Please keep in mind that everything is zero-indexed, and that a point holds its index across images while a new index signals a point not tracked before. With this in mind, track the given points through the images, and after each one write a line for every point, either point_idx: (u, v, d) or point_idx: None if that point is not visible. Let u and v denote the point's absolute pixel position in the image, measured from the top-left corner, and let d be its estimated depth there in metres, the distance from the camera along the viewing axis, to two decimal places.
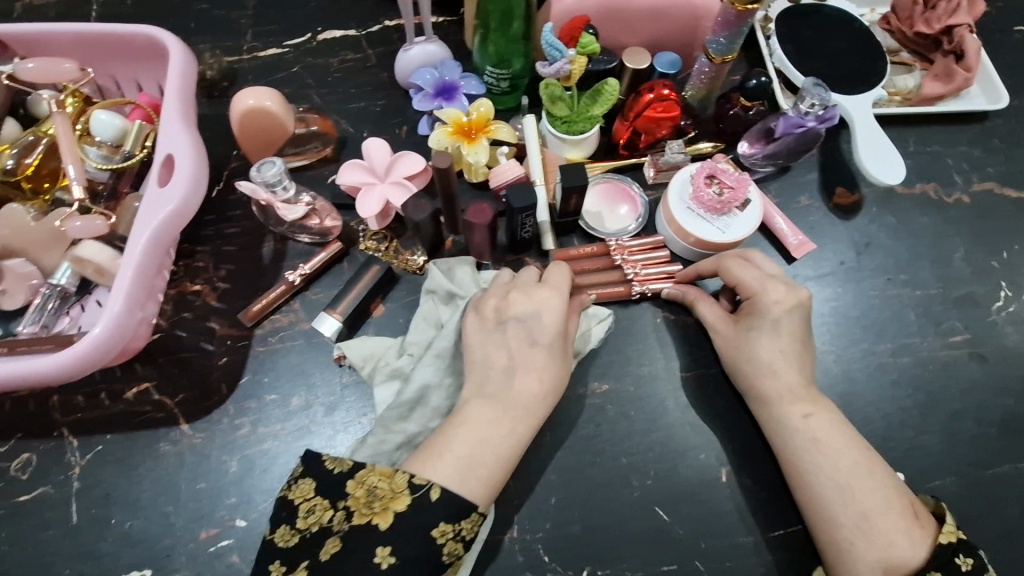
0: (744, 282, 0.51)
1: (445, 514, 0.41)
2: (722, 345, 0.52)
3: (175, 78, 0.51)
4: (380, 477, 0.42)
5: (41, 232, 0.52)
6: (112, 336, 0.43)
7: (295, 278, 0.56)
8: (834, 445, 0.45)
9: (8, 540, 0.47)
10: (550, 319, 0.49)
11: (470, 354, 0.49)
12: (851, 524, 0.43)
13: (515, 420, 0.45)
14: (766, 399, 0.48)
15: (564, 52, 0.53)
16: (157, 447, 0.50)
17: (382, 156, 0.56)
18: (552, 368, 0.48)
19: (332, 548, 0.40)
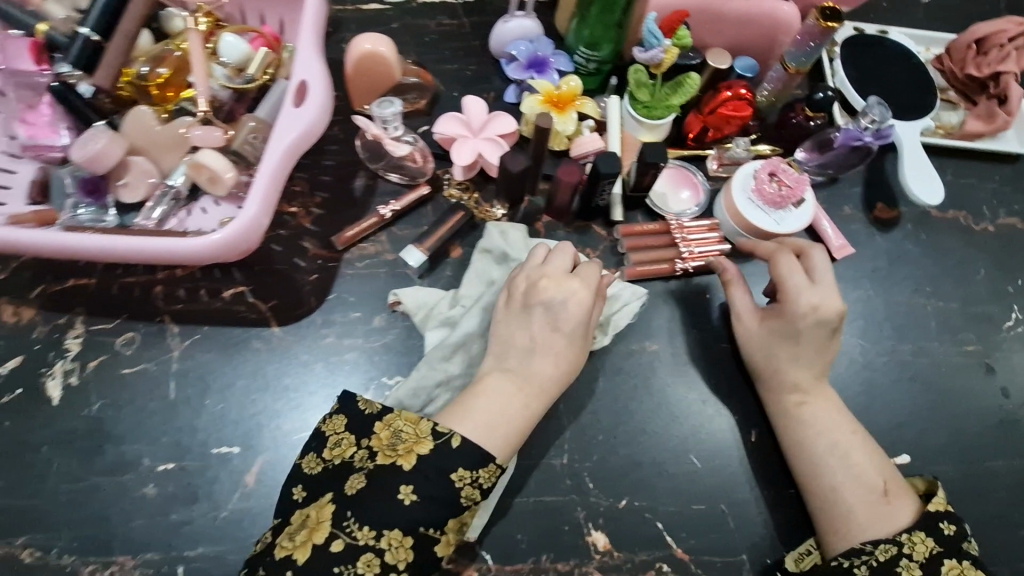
0: (783, 279, 0.56)
1: (464, 462, 0.46)
2: (742, 333, 0.57)
3: (312, 10, 0.55)
4: (406, 422, 0.47)
5: (165, 136, 0.57)
6: (246, 232, 0.48)
7: (386, 212, 0.61)
8: (822, 427, 0.53)
9: (111, 405, 0.52)
10: (577, 307, 0.54)
11: (498, 329, 0.55)
12: (834, 495, 0.50)
13: (529, 395, 0.51)
14: (767, 380, 0.55)
15: (661, 41, 0.58)
16: (250, 343, 0.55)
17: (478, 113, 0.62)
18: (568, 352, 0.53)
19: (356, 483, 0.45)
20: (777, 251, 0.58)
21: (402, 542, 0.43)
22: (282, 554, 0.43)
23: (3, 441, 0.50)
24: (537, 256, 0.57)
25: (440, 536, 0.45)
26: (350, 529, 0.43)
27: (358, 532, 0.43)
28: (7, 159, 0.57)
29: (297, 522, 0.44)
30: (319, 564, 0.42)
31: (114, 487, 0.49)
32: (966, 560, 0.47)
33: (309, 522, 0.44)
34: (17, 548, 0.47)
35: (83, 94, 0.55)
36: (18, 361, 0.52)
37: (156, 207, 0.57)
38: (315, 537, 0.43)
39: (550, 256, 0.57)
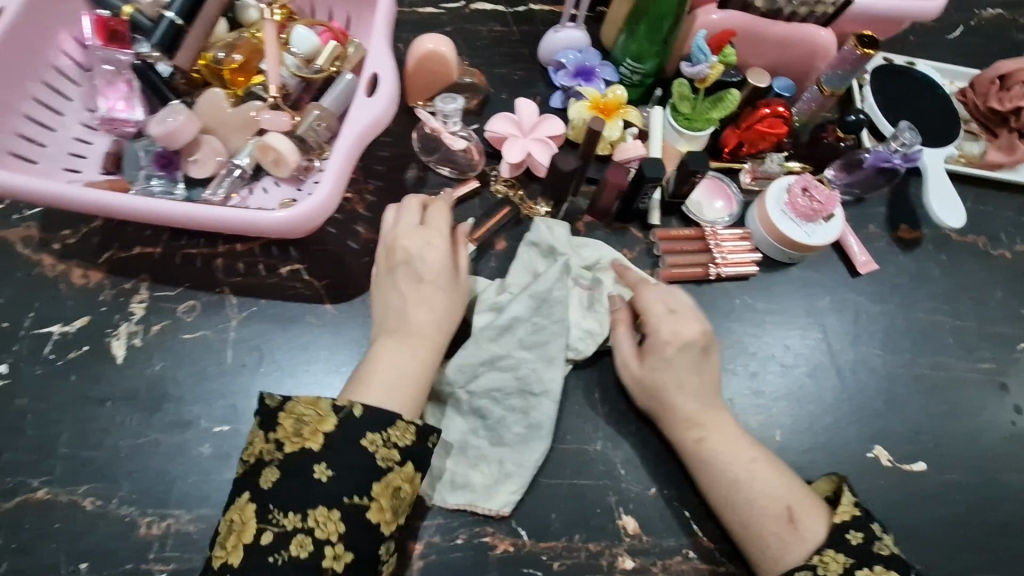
0: (648, 318, 0.57)
1: (371, 427, 0.47)
2: (631, 382, 0.56)
3: (383, 8, 0.58)
4: (306, 407, 0.48)
5: (236, 118, 0.60)
6: (322, 209, 0.51)
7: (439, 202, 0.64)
8: (721, 463, 0.52)
9: (171, 367, 0.54)
10: (429, 256, 0.56)
11: (383, 300, 0.56)
12: (741, 521, 0.51)
13: (416, 346, 0.54)
14: (667, 424, 0.55)
15: (709, 57, 0.62)
16: (305, 318, 0.58)
17: (529, 116, 0.65)
18: (439, 298, 0.56)
19: (270, 476, 0.46)
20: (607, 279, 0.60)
21: (328, 516, 0.45)
22: (221, 560, 0.45)
23: (70, 395, 0.52)
24: (388, 220, 0.59)
25: (370, 503, 0.46)
26: (277, 519, 0.45)
27: (284, 519, 0.45)
28: (86, 131, 0.60)
29: (225, 530, 0.46)
30: (251, 561, 0.44)
31: (173, 444, 0.52)
32: (878, 564, 0.47)
33: (236, 526, 0.46)
34: (80, 496, 0.49)
35: (161, 73, 0.59)
36: (85, 321, 0.55)
37: (221, 184, 0.60)
38: (244, 537, 0.45)
39: (398, 216, 0.58)
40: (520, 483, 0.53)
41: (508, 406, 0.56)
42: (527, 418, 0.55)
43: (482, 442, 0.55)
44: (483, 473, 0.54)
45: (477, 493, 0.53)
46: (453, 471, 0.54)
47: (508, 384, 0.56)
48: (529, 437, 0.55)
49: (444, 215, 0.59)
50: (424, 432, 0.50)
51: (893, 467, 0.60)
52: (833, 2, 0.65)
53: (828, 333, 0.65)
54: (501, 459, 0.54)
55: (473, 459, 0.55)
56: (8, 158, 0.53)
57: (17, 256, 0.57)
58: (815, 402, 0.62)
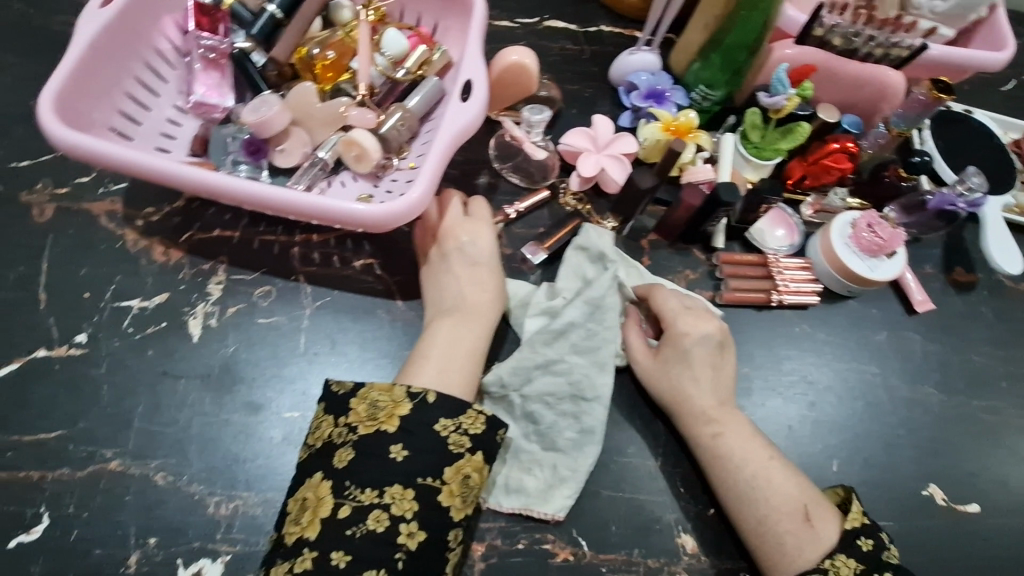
0: (662, 312, 0.58)
1: (444, 413, 0.48)
2: (643, 376, 0.57)
3: (478, 19, 0.60)
4: (381, 392, 0.49)
5: (325, 113, 0.61)
6: (417, 205, 0.52)
7: (511, 211, 0.65)
8: (733, 457, 0.52)
9: (245, 349, 0.55)
10: (481, 244, 0.59)
11: (432, 285, 0.58)
12: (755, 523, 0.50)
13: (474, 321, 0.56)
14: (680, 419, 0.55)
15: (787, 90, 0.64)
16: (376, 312, 0.59)
17: (605, 132, 0.67)
18: (491, 284, 0.58)
19: (346, 456, 0.46)
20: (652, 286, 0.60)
21: (404, 495, 0.45)
22: (294, 538, 0.45)
23: (146, 369, 0.53)
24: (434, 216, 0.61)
25: (442, 485, 0.46)
26: (353, 494, 0.45)
27: (362, 495, 0.45)
28: (177, 113, 0.62)
29: (298, 507, 0.46)
30: (330, 534, 0.44)
31: (244, 425, 0.52)
32: (887, 572, 0.47)
33: (310, 503, 0.45)
34: (151, 470, 0.49)
35: (256, 62, 0.61)
36: (164, 298, 0.56)
37: (304, 175, 0.61)
38: (321, 512, 0.45)
39: (444, 207, 0.61)
40: (573, 487, 0.53)
41: (560, 411, 0.56)
42: (579, 424, 0.55)
43: (535, 446, 0.55)
44: (537, 477, 0.54)
45: (533, 497, 0.53)
46: (507, 475, 0.54)
47: (560, 388, 0.56)
48: (581, 441, 0.54)
49: (485, 205, 0.61)
50: (493, 423, 0.50)
51: (948, 507, 0.60)
52: (907, 46, 0.66)
53: (884, 368, 0.66)
54: (555, 464, 0.54)
55: (527, 463, 0.55)
56: (107, 132, 0.55)
57: (101, 229, 0.58)
58: (871, 436, 0.62)
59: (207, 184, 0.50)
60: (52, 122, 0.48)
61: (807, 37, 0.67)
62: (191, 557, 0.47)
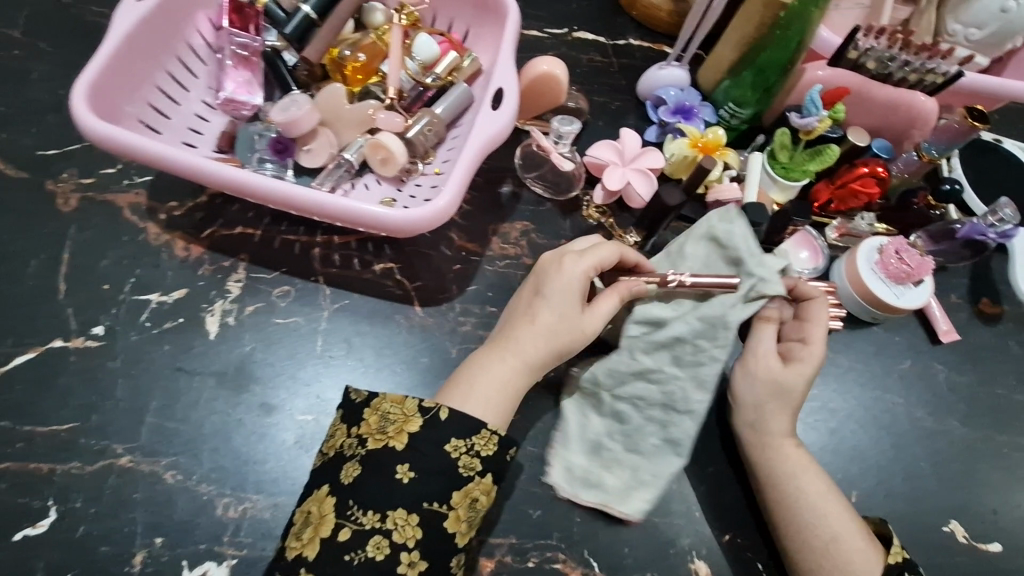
0: (811, 330, 0.55)
1: (457, 432, 0.48)
2: (762, 380, 0.54)
3: (511, 28, 0.60)
4: (393, 405, 0.49)
5: (354, 115, 0.61)
6: (444, 211, 0.51)
7: (672, 278, 0.53)
8: (806, 475, 0.53)
9: (262, 349, 0.54)
10: (563, 278, 0.53)
11: (554, 281, 0.53)
12: (823, 543, 0.50)
13: (507, 354, 0.53)
14: (772, 423, 0.54)
15: (819, 111, 0.63)
16: (394, 317, 0.58)
17: (632, 145, 0.66)
18: (558, 325, 0.53)
19: (353, 471, 0.46)
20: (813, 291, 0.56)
21: (408, 520, 0.45)
22: (295, 553, 0.45)
23: (162, 364, 0.52)
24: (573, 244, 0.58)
25: (449, 511, 0.46)
26: (355, 516, 0.45)
27: (364, 518, 0.45)
28: (205, 109, 0.62)
29: (302, 521, 0.46)
30: (330, 555, 0.44)
31: (258, 426, 0.51)
32: None
33: (313, 519, 0.46)
34: (162, 468, 0.48)
35: (287, 61, 0.62)
36: (183, 293, 0.56)
37: (329, 176, 0.60)
38: (321, 532, 0.45)
39: (587, 241, 0.56)
40: (652, 492, 0.52)
41: (649, 416, 0.54)
42: (666, 434, 0.54)
43: (617, 446, 0.54)
44: (618, 475, 0.53)
45: (612, 495, 0.52)
46: (586, 467, 0.54)
47: (652, 395, 0.54)
48: (664, 450, 0.53)
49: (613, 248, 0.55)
50: (505, 443, 0.49)
51: (970, 545, 0.58)
52: (943, 73, 0.65)
53: (908, 399, 0.64)
54: (636, 467, 0.53)
55: (607, 461, 0.54)
56: (138, 125, 0.55)
57: (124, 221, 0.58)
58: (892, 467, 0.61)
59: (233, 182, 0.50)
60: (86, 115, 0.48)
61: (840, 59, 0.67)
62: (197, 560, 0.46)
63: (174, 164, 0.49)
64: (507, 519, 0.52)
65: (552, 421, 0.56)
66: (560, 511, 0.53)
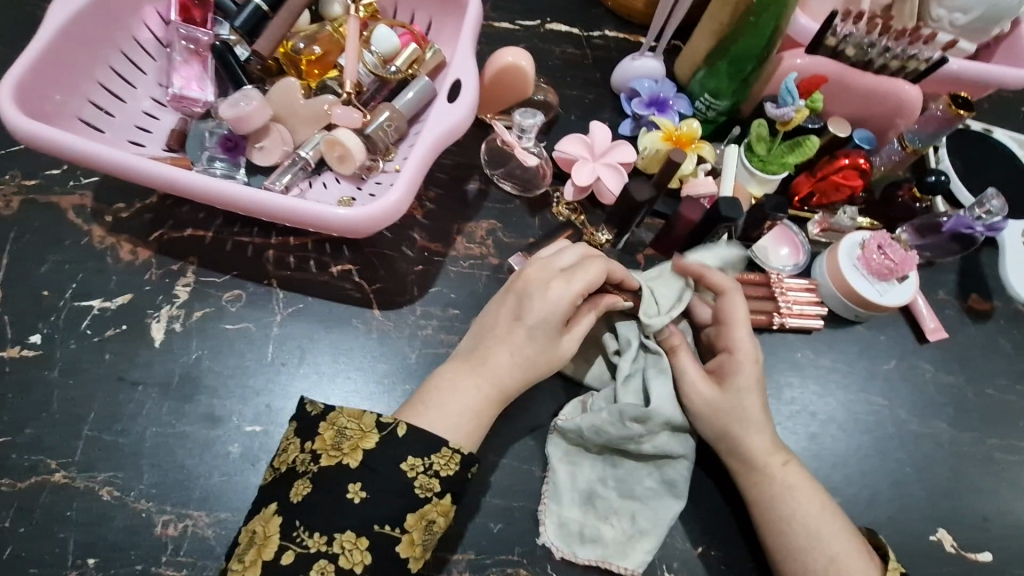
0: (733, 339, 0.53)
1: (414, 450, 0.45)
2: (703, 407, 0.52)
3: (472, 19, 0.58)
4: (350, 419, 0.46)
5: (309, 110, 0.59)
6: (397, 208, 0.49)
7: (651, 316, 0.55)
8: (802, 493, 0.49)
9: (210, 356, 0.52)
10: (548, 304, 0.50)
11: (501, 307, 0.53)
12: (820, 566, 0.47)
13: (480, 378, 0.50)
14: (748, 441, 0.51)
15: (796, 100, 0.61)
16: (351, 321, 0.56)
17: (602, 139, 0.63)
18: (532, 349, 0.50)
19: (302, 489, 0.43)
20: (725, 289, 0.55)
21: (356, 544, 0.42)
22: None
23: (103, 375, 0.50)
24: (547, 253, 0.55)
25: (402, 535, 0.43)
26: (301, 539, 0.42)
27: (309, 541, 0.42)
28: (155, 105, 0.59)
29: (246, 542, 0.43)
30: None
31: (202, 439, 0.49)
32: None
33: (256, 540, 0.42)
34: (97, 484, 0.46)
35: (239, 56, 0.58)
36: (127, 299, 0.53)
37: (283, 174, 0.58)
38: (265, 553, 0.42)
39: (559, 252, 0.54)
40: (653, 541, 0.50)
41: (642, 459, 0.52)
42: (663, 476, 0.52)
43: (611, 493, 0.52)
44: (613, 526, 0.51)
45: (611, 548, 0.50)
46: (581, 522, 0.51)
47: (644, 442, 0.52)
48: (660, 492, 0.52)
49: (599, 270, 0.51)
50: (468, 462, 0.46)
51: (958, 555, 0.55)
52: (926, 59, 0.62)
53: (893, 401, 0.61)
54: (634, 514, 0.51)
55: (603, 511, 0.51)
56: (77, 123, 0.52)
57: (68, 223, 0.55)
58: (877, 473, 0.58)
59: (177, 185, 0.47)
60: (14, 113, 0.46)
61: (819, 46, 0.64)
62: None
63: (136, 174, 0.47)
64: (466, 533, 0.49)
65: (517, 429, 0.53)
66: (522, 524, 0.50)
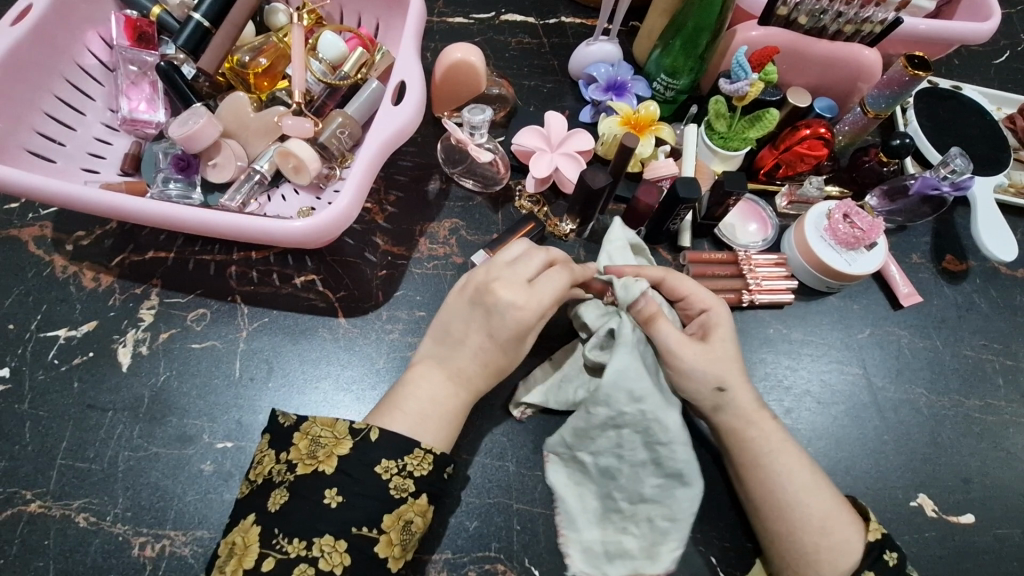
0: (698, 297, 0.52)
1: (386, 453, 0.44)
2: (698, 364, 0.49)
3: (414, 18, 0.57)
4: (323, 427, 0.45)
5: (259, 123, 0.58)
6: (345, 215, 0.48)
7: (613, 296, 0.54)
8: (788, 453, 0.48)
9: (177, 377, 0.52)
10: (519, 321, 0.47)
11: (450, 319, 0.50)
12: (813, 527, 0.45)
13: (458, 383, 0.49)
14: (738, 397, 0.49)
15: (749, 75, 0.59)
16: (318, 331, 0.56)
17: (559, 129, 0.63)
18: (501, 358, 0.49)
19: (279, 499, 0.42)
20: (668, 269, 0.54)
21: (335, 546, 0.41)
22: None
23: (72, 403, 0.50)
24: (510, 257, 0.51)
25: (380, 535, 0.42)
26: (280, 545, 0.41)
27: (289, 546, 0.41)
28: (106, 131, 0.59)
29: (226, 553, 0.41)
30: None
31: (174, 458, 0.49)
32: None
33: (237, 550, 0.41)
34: (74, 511, 0.47)
35: (185, 75, 0.59)
36: (92, 325, 0.53)
37: (240, 189, 0.58)
38: (245, 562, 0.40)
39: (520, 258, 0.50)
40: (678, 539, 0.47)
41: (636, 458, 0.49)
42: (663, 468, 0.48)
43: (623, 502, 0.50)
44: (636, 536, 0.49)
45: (639, 559, 0.49)
46: (603, 541, 0.50)
47: (628, 438, 0.49)
48: (670, 486, 0.48)
49: (560, 277, 0.49)
50: (443, 461, 0.46)
51: (939, 519, 0.55)
52: (881, 20, 0.61)
53: (868, 369, 0.61)
54: (651, 518, 0.48)
55: (620, 523, 0.50)
56: (25, 155, 0.52)
57: (29, 255, 0.56)
58: (854, 442, 0.58)
59: (116, 207, 0.46)
60: None
61: (771, 17, 0.63)
62: None
63: (83, 204, 0.47)
64: (442, 532, 0.50)
65: (488, 426, 0.54)
66: (496, 520, 0.51)
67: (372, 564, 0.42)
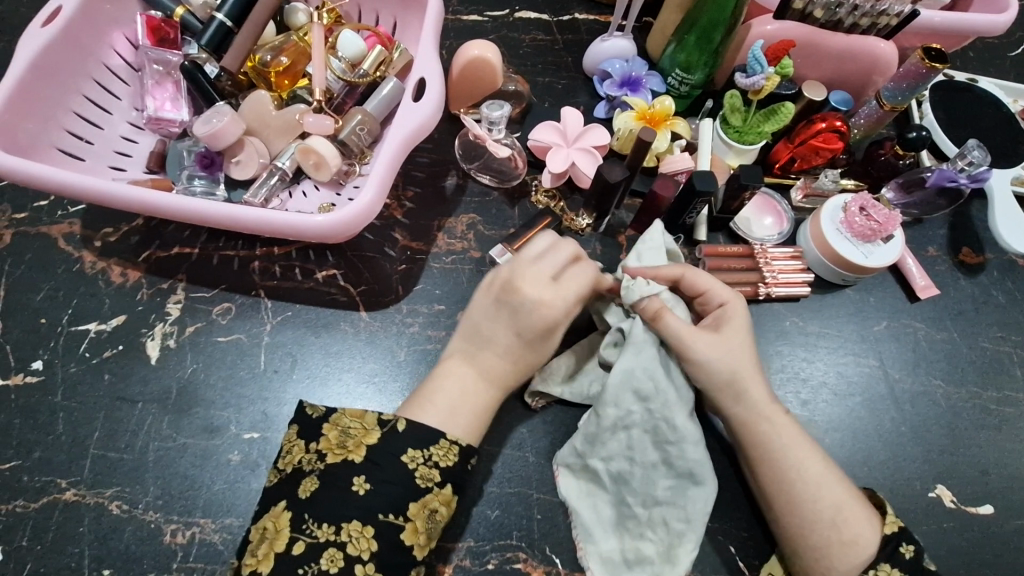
0: (715, 290, 0.53)
1: (413, 443, 0.45)
2: (707, 361, 0.49)
3: (434, 13, 0.58)
4: (352, 419, 0.46)
5: (282, 121, 0.60)
6: (366, 212, 0.49)
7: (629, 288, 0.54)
8: (804, 449, 0.48)
9: (204, 369, 0.53)
10: (546, 318, 0.49)
11: (475, 316, 0.52)
12: (826, 520, 0.46)
13: (479, 374, 0.50)
14: (749, 391, 0.49)
15: (764, 69, 0.60)
16: (339, 325, 0.57)
17: (575, 124, 0.63)
18: (529, 355, 0.51)
19: (310, 486, 0.43)
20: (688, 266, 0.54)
21: (363, 532, 0.42)
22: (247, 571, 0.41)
23: (104, 395, 0.52)
24: (534, 253, 0.52)
25: (405, 523, 0.43)
26: (310, 529, 0.42)
27: (318, 531, 0.42)
28: (132, 130, 0.61)
29: (257, 539, 0.42)
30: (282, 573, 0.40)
31: (202, 449, 0.50)
32: None
33: (268, 534, 0.42)
34: (107, 500, 0.48)
35: (209, 74, 0.60)
36: (121, 320, 0.55)
37: (261, 187, 0.59)
38: (276, 547, 0.41)
39: (545, 256, 0.52)
40: (695, 539, 0.48)
41: (646, 461, 0.49)
42: (675, 468, 0.49)
43: (638, 510, 0.49)
44: (653, 541, 0.49)
45: (658, 563, 0.49)
46: (621, 550, 0.50)
47: (636, 440, 0.49)
48: (682, 486, 0.49)
49: (585, 277, 0.51)
50: (465, 452, 0.46)
51: (958, 509, 0.55)
52: (897, 13, 0.61)
53: (885, 361, 0.61)
54: (666, 520, 0.49)
55: (636, 530, 0.50)
56: (54, 153, 0.54)
57: (58, 251, 0.57)
58: (871, 434, 0.58)
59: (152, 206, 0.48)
60: None
61: (787, 10, 0.63)
62: None
63: (112, 202, 0.48)
64: (465, 521, 0.50)
65: (508, 419, 0.54)
66: (517, 510, 0.51)
67: (398, 549, 0.43)
